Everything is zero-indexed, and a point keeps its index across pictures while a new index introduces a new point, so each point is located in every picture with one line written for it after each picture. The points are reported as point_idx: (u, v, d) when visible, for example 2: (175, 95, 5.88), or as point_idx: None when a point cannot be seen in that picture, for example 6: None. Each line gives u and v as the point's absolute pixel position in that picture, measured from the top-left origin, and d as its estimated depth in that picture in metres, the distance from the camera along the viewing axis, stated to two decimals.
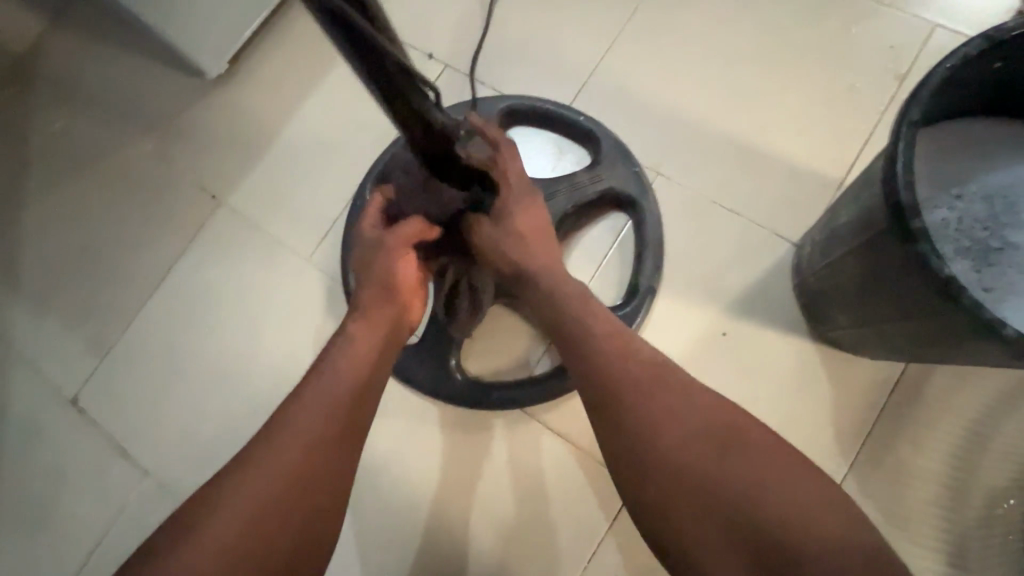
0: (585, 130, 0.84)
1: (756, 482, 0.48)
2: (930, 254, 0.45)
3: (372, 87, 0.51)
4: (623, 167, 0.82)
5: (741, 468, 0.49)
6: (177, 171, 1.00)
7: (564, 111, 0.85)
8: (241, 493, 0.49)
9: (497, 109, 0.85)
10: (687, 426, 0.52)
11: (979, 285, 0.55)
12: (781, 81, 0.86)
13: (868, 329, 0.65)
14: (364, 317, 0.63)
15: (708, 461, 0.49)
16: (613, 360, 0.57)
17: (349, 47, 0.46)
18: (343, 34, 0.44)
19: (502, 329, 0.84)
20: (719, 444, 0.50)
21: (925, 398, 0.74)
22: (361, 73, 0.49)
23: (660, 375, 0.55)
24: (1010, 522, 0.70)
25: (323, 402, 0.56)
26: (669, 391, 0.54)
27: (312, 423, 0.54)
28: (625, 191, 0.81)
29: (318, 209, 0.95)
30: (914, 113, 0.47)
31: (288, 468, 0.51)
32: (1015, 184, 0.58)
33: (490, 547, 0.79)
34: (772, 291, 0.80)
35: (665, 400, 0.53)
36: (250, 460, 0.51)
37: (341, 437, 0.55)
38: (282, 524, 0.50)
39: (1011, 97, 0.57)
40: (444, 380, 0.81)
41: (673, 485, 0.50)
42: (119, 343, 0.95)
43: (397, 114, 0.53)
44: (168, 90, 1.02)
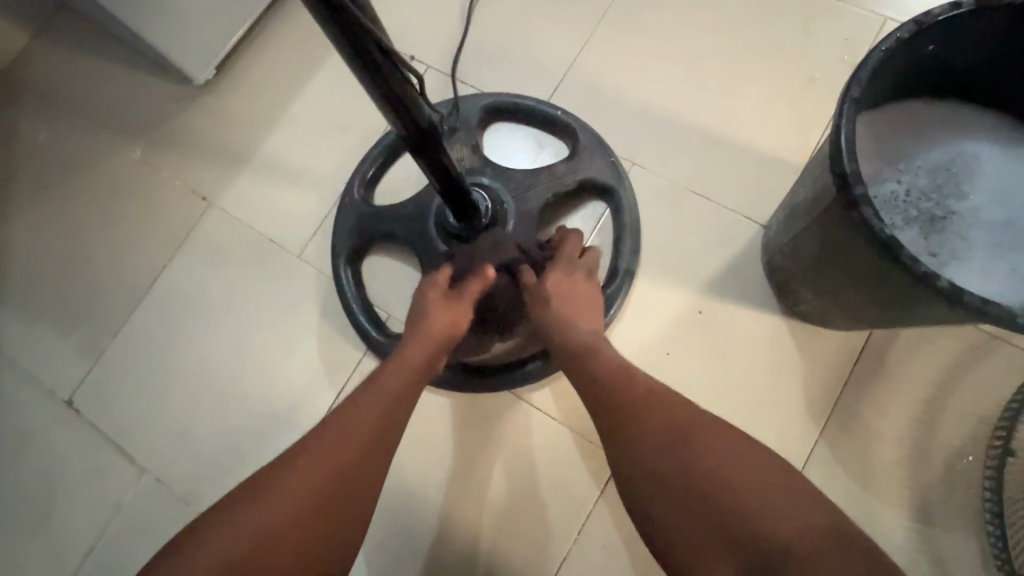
0: (563, 124, 0.89)
1: (759, 505, 0.48)
2: (871, 217, 0.50)
3: (363, 82, 0.54)
4: (600, 157, 0.86)
5: (745, 494, 0.49)
6: (167, 176, 1.02)
7: (541, 106, 0.89)
8: (251, 512, 0.50)
9: (479, 106, 0.89)
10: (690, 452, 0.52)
11: (927, 251, 0.60)
12: (744, 74, 0.91)
13: (829, 299, 0.69)
14: (415, 339, 0.66)
15: (712, 493, 0.50)
16: (627, 387, 0.60)
17: (342, 43, 0.49)
18: (332, 23, 0.47)
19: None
20: (724, 473, 0.50)
21: (889, 364, 0.79)
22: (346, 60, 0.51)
23: (666, 405, 0.57)
24: (969, 475, 0.75)
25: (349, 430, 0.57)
26: (677, 421, 0.55)
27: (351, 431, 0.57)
28: (603, 179, 0.86)
29: (307, 208, 0.98)
30: (854, 91, 0.51)
31: (302, 494, 0.52)
32: (956, 158, 0.64)
33: (485, 525, 0.82)
34: (743, 270, 0.84)
35: (669, 425, 0.55)
36: (271, 477, 0.53)
37: (359, 470, 0.55)
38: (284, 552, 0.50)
39: (947, 79, 0.62)
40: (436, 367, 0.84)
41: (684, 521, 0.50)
42: (112, 344, 0.97)
43: (391, 109, 0.56)
44: (154, 96, 1.05)
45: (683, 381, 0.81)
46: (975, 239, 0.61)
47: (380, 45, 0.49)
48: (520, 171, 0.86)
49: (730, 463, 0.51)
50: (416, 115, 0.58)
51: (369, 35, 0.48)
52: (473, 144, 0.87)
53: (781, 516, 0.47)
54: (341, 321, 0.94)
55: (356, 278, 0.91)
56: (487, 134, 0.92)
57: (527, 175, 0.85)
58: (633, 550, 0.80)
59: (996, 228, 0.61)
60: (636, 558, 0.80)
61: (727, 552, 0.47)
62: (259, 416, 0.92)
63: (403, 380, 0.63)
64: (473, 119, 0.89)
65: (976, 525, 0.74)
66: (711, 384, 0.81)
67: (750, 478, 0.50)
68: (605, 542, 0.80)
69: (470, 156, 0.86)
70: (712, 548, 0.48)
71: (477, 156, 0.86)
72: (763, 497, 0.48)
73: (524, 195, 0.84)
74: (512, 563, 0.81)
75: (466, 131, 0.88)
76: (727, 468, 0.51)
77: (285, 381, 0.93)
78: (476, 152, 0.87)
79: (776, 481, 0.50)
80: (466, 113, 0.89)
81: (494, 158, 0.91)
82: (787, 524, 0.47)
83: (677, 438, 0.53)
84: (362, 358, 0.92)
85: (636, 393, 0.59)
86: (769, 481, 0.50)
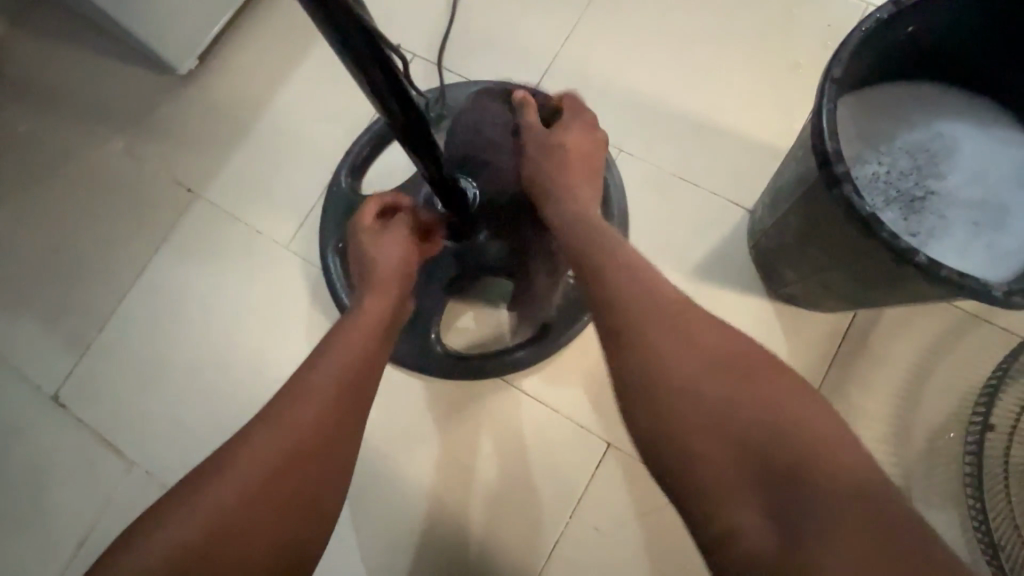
0: None
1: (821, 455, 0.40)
2: (851, 194, 0.51)
3: (350, 68, 0.54)
4: None
5: (805, 437, 0.41)
6: (151, 167, 1.01)
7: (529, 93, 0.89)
8: (228, 479, 0.49)
9: (466, 94, 0.89)
10: (738, 388, 0.44)
11: (906, 230, 0.62)
12: (730, 61, 0.91)
13: (814, 280, 0.70)
14: (370, 296, 0.65)
15: (766, 432, 0.42)
16: (650, 294, 0.50)
17: (327, 26, 0.48)
18: (317, 6, 0.46)
19: (483, 310, 0.88)
20: (774, 407, 0.43)
21: (873, 344, 0.80)
22: (329, 42, 0.51)
23: (713, 339, 0.47)
24: (950, 451, 0.77)
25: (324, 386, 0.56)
26: (724, 354, 0.46)
27: (310, 405, 0.54)
28: None
29: (295, 198, 0.97)
30: (835, 71, 0.52)
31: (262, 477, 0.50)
32: (935, 139, 0.65)
33: (478, 510, 0.83)
34: (731, 254, 0.85)
35: (705, 351, 0.46)
36: (228, 458, 0.51)
37: (323, 448, 0.53)
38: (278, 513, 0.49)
39: (926, 61, 0.63)
40: (428, 355, 0.84)
41: (717, 453, 0.42)
42: (98, 338, 0.96)
43: (378, 94, 0.56)
44: (136, 86, 1.03)
45: None
46: (952, 218, 0.62)
47: (367, 29, 0.49)
48: None
49: (780, 402, 0.43)
50: (404, 100, 0.58)
51: (352, 17, 0.47)
52: None
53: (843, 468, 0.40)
54: (331, 311, 0.93)
55: (344, 266, 0.90)
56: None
57: None
58: (625, 533, 0.81)
59: (973, 206, 0.63)
60: (628, 540, 0.80)
61: (767, 505, 0.40)
62: (249, 407, 0.92)
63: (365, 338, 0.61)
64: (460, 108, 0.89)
65: (957, 499, 0.75)
66: None
67: (801, 416, 0.42)
68: (597, 525, 0.81)
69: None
70: (752, 494, 0.40)
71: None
72: (822, 448, 0.41)
73: None
74: (506, 547, 0.81)
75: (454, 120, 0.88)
76: (784, 413, 0.42)
77: (275, 372, 0.93)
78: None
79: (834, 435, 0.42)
80: (454, 102, 0.89)
81: None
82: (847, 478, 0.39)
83: (726, 370, 0.45)
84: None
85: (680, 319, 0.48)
86: (827, 432, 0.42)
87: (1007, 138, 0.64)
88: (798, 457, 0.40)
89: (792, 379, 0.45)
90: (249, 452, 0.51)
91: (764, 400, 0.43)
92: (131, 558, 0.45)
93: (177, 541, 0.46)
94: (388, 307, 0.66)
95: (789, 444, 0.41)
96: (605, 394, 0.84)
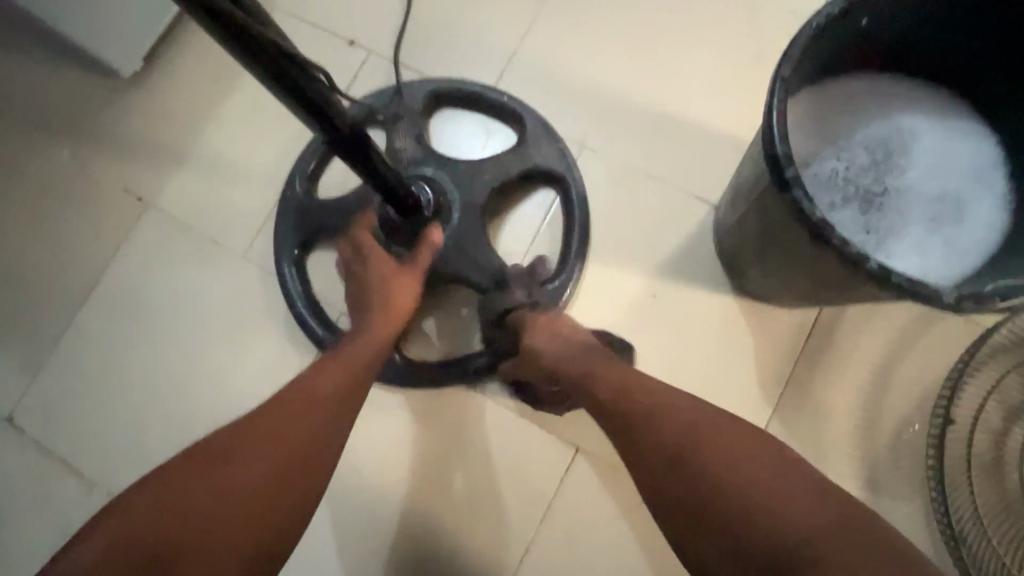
0: (509, 111, 0.86)
1: (776, 503, 0.45)
2: (801, 199, 0.49)
3: (270, 87, 0.51)
4: (548, 144, 0.84)
5: (753, 496, 0.46)
6: (98, 175, 0.97)
7: (487, 91, 0.86)
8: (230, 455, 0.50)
9: (422, 92, 0.86)
10: (699, 474, 0.48)
11: (863, 229, 0.61)
12: (693, 51, 0.89)
13: (775, 279, 0.70)
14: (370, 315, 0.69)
15: (727, 504, 0.46)
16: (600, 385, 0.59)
17: (230, 44, 0.45)
18: (214, 23, 0.43)
19: (457, 322, 0.85)
20: (723, 474, 0.47)
21: (838, 339, 0.80)
22: (245, 63, 0.48)
23: (671, 415, 0.53)
24: (914, 444, 0.77)
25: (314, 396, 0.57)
26: (697, 439, 0.50)
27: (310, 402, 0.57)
28: (551, 168, 0.83)
29: (251, 204, 0.94)
30: (784, 71, 0.50)
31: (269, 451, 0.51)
32: (892, 134, 0.63)
33: (447, 519, 0.82)
34: (697, 252, 0.84)
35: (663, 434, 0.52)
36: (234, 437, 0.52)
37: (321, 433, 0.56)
38: (248, 525, 0.47)
39: (883, 53, 0.61)
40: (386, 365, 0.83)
41: (697, 530, 0.48)
42: (52, 356, 0.93)
43: (304, 111, 0.53)
44: (78, 91, 0.98)
45: (646, 360, 0.81)
46: (911, 215, 0.62)
47: (275, 47, 0.46)
48: (464, 162, 0.83)
49: (732, 458, 0.48)
50: (335, 117, 0.55)
51: (260, 36, 0.44)
52: (416, 133, 0.85)
53: (799, 514, 0.44)
54: (292, 321, 0.91)
55: (301, 277, 0.87)
56: (433, 122, 0.89)
57: (474, 164, 0.82)
58: (596, 537, 0.80)
59: (931, 201, 0.62)
60: (598, 545, 0.80)
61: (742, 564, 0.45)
62: (211, 423, 0.89)
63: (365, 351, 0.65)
64: (417, 107, 0.86)
65: (921, 492, 0.76)
66: (666, 368, 0.81)
67: (739, 462, 0.48)
68: (567, 531, 0.80)
69: (413, 145, 0.84)
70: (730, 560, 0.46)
71: (421, 147, 0.84)
72: (773, 507, 0.45)
73: (476, 187, 0.82)
74: (477, 556, 0.80)
75: (410, 119, 0.85)
76: (737, 475, 0.47)
77: (236, 385, 0.90)
78: (420, 141, 0.84)
79: (785, 481, 0.46)
80: (409, 101, 0.86)
81: (441, 147, 0.88)
82: (800, 526, 0.43)
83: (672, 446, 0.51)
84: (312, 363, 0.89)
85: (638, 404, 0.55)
86: (778, 481, 0.46)
87: (966, 131, 0.63)
88: (755, 524, 0.45)
89: (752, 446, 0.49)
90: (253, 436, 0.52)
91: (718, 463, 0.48)
92: (141, 508, 0.46)
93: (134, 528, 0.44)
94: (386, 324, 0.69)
95: (744, 504, 0.46)
96: None
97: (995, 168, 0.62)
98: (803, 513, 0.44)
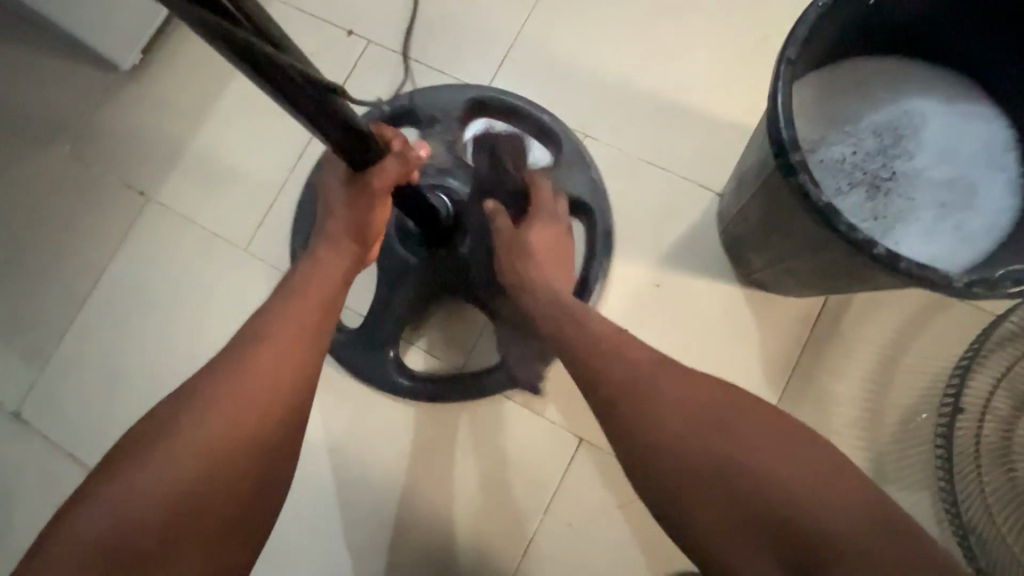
0: (547, 129, 0.84)
1: (809, 491, 0.45)
2: (806, 184, 0.48)
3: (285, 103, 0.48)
4: (580, 173, 0.82)
5: (782, 483, 0.46)
6: (98, 170, 0.96)
7: (531, 107, 0.84)
8: (175, 434, 0.48)
9: (462, 98, 0.84)
10: (723, 455, 0.48)
11: (870, 215, 0.60)
12: (697, 36, 0.88)
13: (778, 267, 0.69)
14: (325, 246, 0.63)
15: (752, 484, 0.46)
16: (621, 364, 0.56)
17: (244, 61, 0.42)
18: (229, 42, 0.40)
19: (460, 328, 0.85)
20: (747, 454, 0.48)
21: (844, 329, 0.79)
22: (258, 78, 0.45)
23: (679, 388, 0.53)
24: (921, 433, 0.76)
25: (272, 355, 0.54)
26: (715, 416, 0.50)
27: (249, 365, 0.53)
28: (579, 198, 0.82)
29: (252, 196, 0.94)
30: (790, 52, 0.49)
31: (219, 423, 0.49)
32: (901, 117, 0.62)
33: (452, 509, 0.82)
34: (700, 240, 0.83)
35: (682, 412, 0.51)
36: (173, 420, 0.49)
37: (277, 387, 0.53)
38: (227, 494, 0.48)
39: (892, 33, 0.60)
40: (380, 372, 0.82)
41: (717, 509, 0.47)
42: (57, 351, 0.93)
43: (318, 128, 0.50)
44: (77, 85, 0.98)
45: None
46: (920, 200, 0.60)
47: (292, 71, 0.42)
48: None
49: (752, 441, 0.48)
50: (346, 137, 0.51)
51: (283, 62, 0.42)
52: (449, 141, 0.84)
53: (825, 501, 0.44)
54: None
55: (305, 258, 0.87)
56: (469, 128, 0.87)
57: None
58: (599, 527, 0.80)
59: (939, 185, 0.61)
60: (602, 535, 0.80)
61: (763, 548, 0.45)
62: None
63: (325, 287, 0.61)
64: (452, 114, 0.84)
65: (928, 480, 0.75)
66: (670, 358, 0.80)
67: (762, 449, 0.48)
68: (571, 520, 0.80)
69: (444, 155, 0.83)
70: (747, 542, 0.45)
71: (451, 156, 0.83)
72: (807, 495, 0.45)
73: None
74: (481, 547, 0.80)
75: (444, 126, 0.84)
76: (764, 462, 0.47)
77: None
78: (450, 151, 0.83)
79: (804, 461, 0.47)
80: (447, 104, 0.84)
81: None
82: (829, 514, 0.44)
83: (692, 422, 0.50)
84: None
85: (652, 381, 0.54)
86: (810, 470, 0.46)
87: (976, 113, 0.62)
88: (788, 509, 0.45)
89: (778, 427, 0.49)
90: (193, 412, 0.49)
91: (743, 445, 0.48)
92: (90, 508, 0.44)
93: (94, 528, 0.43)
94: (348, 247, 0.63)
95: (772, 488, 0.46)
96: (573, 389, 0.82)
97: (1007, 152, 0.61)
98: (826, 506, 0.44)
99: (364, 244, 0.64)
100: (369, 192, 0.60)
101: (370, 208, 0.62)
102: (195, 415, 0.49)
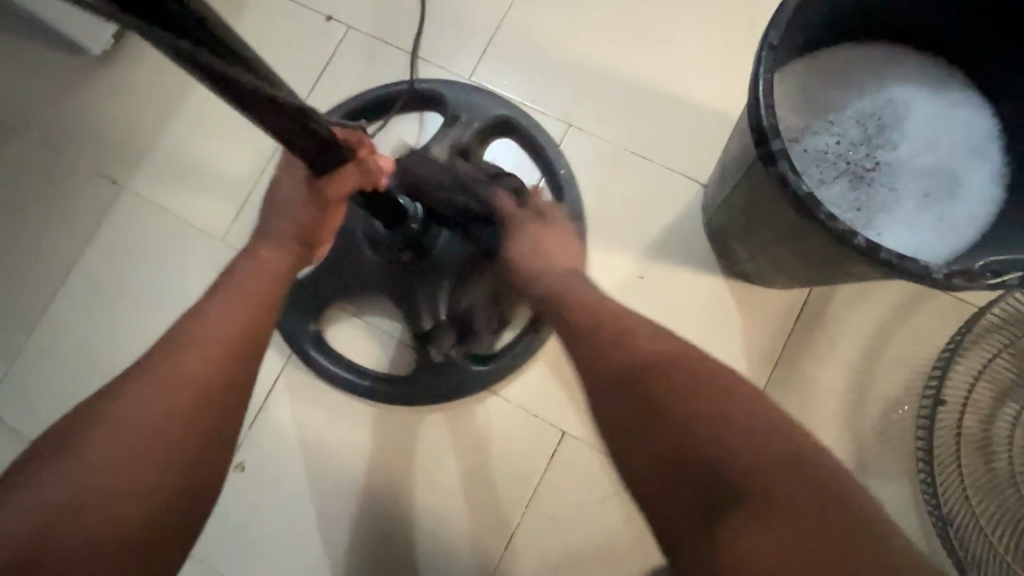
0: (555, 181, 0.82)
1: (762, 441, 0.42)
2: (787, 172, 0.47)
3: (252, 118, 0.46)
4: None
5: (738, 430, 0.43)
6: (69, 157, 0.93)
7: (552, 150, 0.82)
8: (92, 440, 0.45)
9: (498, 113, 0.82)
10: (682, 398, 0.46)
11: (852, 205, 0.59)
12: (685, 23, 0.86)
13: (761, 258, 0.68)
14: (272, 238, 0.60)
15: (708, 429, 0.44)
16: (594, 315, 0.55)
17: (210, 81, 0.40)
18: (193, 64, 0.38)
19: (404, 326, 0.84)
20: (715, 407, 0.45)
21: (828, 321, 0.78)
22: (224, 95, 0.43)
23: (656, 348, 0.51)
24: (903, 424, 0.76)
25: (195, 349, 0.51)
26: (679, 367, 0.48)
27: (177, 365, 0.50)
28: None
29: (229, 186, 0.91)
30: (772, 36, 0.48)
31: (138, 429, 0.46)
32: (885, 106, 0.61)
33: (434, 502, 0.81)
34: (685, 230, 0.82)
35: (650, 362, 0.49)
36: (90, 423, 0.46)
37: (207, 389, 0.50)
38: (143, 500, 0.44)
39: (878, 20, 0.59)
40: (298, 335, 0.82)
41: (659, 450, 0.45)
42: (29, 343, 0.91)
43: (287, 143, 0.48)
44: (46, 68, 0.95)
45: None
46: (903, 190, 0.60)
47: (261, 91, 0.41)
48: None
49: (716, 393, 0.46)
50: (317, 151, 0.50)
51: (282, 100, 0.42)
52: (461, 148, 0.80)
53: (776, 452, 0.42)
54: None
55: None
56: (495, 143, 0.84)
57: None
58: (582, 520, 0.79)
59: (923, 175, 0.60)
60: (584, 527, 0.79)
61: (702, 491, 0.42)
62: None
63: (264, 281, 0.57)
64: (477, 124, 0.81)
65: (909, 471, 0.75)
66: None
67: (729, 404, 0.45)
68: (553, 513, 0.79)
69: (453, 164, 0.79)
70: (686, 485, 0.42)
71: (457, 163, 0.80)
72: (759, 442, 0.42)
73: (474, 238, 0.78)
74: (463, 542, 0.80)
75: (462, 130, 0.81)
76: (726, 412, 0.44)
77: None
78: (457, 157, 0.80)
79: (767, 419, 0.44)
80: (479, 112, 0.81)
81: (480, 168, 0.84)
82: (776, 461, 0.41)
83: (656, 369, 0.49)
84: (286, 362, 0.84)
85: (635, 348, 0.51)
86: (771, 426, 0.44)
87: (961, 102, 0.61)
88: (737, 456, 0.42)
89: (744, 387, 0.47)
90: (111, 417, 0.46)
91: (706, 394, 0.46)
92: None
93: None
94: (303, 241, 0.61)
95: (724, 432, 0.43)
96: (556, 381, 0.82)
97: (991, 141, 0.60)
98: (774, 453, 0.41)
99: (310, 245, 0.61)
100: (325, 198, 0.58)
101: (323, 214, 0.60)
102: (112, 419, 0.46)
